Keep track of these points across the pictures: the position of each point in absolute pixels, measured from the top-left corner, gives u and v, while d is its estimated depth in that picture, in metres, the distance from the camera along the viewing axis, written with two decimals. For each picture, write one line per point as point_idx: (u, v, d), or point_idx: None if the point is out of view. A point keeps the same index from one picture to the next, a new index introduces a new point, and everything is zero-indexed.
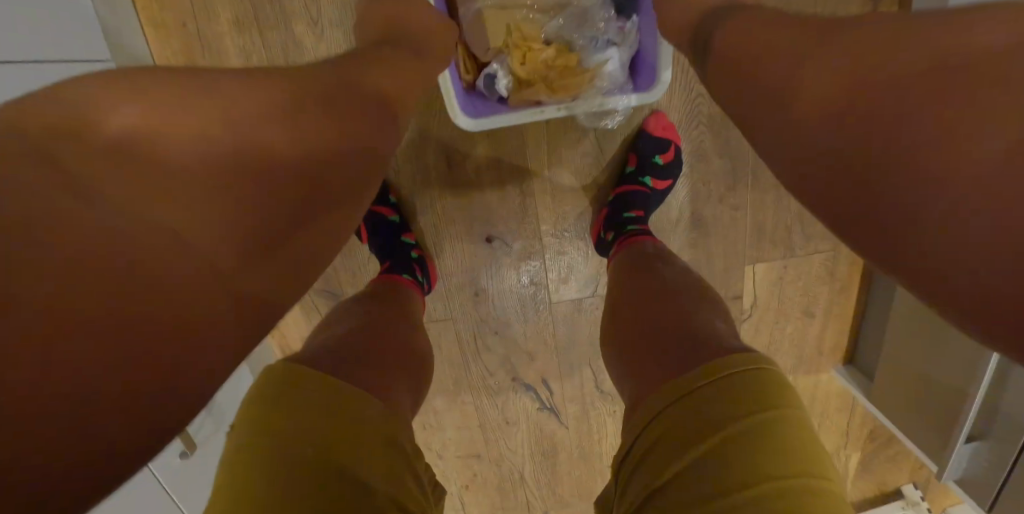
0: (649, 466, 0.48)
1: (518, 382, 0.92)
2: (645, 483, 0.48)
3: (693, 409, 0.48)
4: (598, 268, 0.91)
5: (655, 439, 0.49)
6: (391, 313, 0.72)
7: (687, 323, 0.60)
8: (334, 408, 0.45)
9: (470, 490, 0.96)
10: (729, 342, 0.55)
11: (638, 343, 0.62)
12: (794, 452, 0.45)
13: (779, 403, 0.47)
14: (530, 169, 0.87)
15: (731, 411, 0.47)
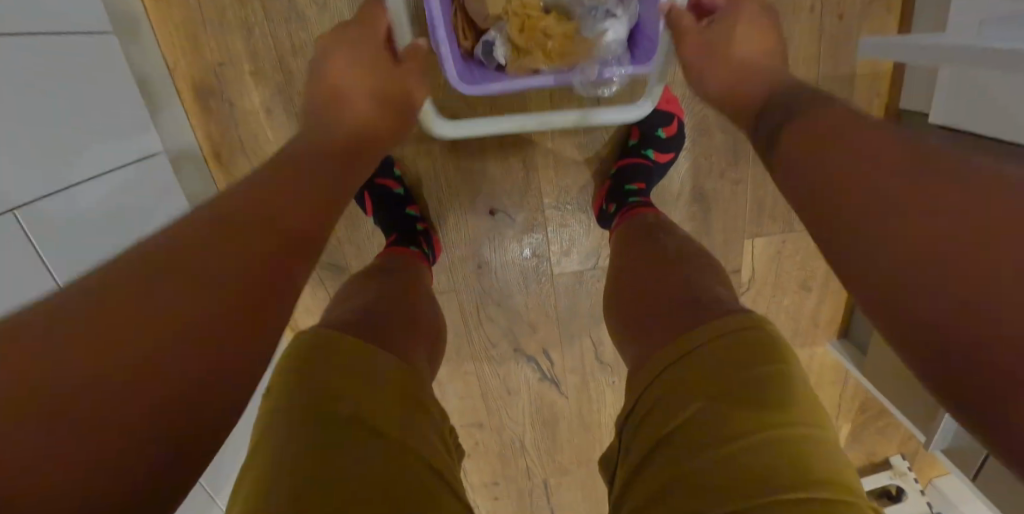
0: (651, 423, 0.45)
1: (520, 353, 0.98)
2: (647, 444, 0.45)
3: (693, 371, 0.45)
4: (599, 241, 0.92)
5: (653, 401, 0.46)
6: (400, 282, 0.68)
7: (692, 285, 0.56)
8: (327, 389, 0.42)
9: (473, 456, 1.07)
10: (730, 304, 0.51)
11: (639, 311, 0.58)
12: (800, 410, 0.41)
13: (781, 361, 0.43)
14: (533, 142, 0.86)
15: (732, 364, 0.44)
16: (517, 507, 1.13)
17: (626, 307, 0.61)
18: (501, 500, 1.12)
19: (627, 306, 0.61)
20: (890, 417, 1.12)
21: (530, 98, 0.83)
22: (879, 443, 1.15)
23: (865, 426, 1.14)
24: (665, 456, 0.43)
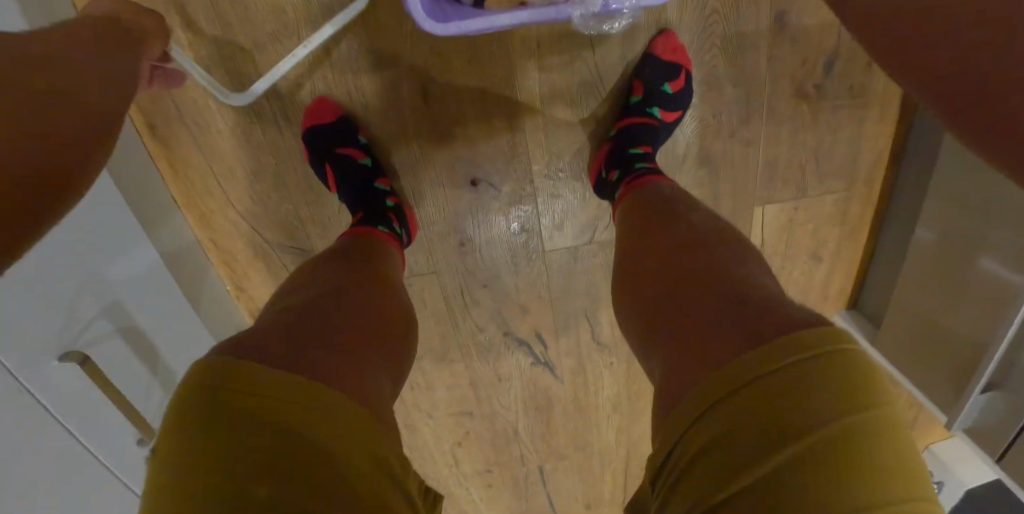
0: (694, 483, 0.37)
1: (511, 337, 0.90)
2: (692, 508, 0.37)
3: (746, 415, 0.37)
4: (595, 213, 0.82)
5: (697, 455, 0.38)
6: (368, 275, 0.59)
7: (724, 277, 0.49)
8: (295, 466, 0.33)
9: (463, 446, 0.99)
10: (769, 303, 0.44)
11: (664, 304, 0.51)
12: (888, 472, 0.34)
13: (864, 403, 0.35)
14: (519, 102, 0.75)
15: (799, 410, 0.35)
16: (511, 496, 1.06)
17: (646, 302, 0.55)
18: (494, 489, 1.04)
19: (637, 301, 0.56)
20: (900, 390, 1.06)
21: (515, 50, 0.72)
22: None
23: None
24: None
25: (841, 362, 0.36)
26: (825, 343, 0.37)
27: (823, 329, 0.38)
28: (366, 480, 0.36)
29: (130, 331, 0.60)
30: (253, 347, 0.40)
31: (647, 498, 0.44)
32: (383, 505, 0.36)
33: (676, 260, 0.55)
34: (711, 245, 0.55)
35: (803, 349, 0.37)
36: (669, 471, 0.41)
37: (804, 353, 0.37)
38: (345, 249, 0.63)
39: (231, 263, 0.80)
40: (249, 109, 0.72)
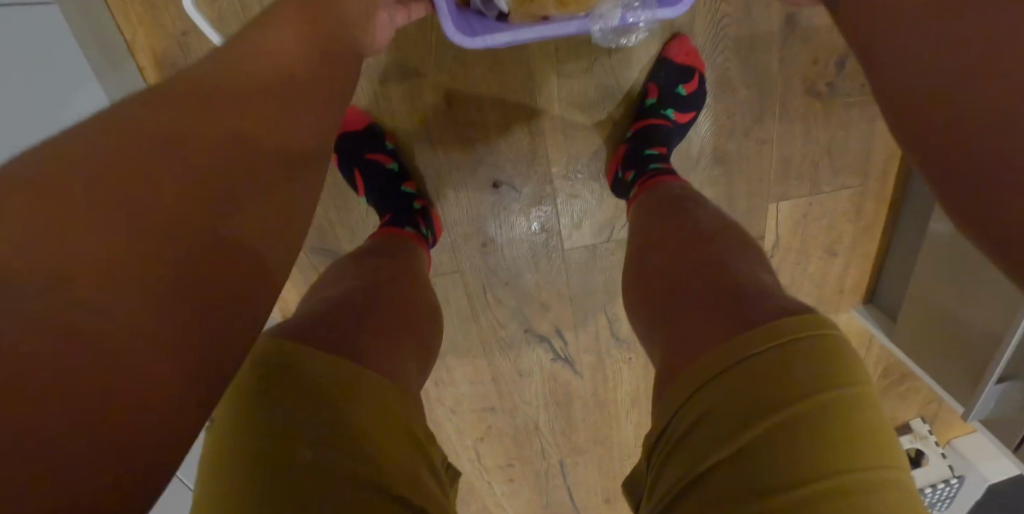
0: (688, 449, 0.44)
1: (531, 333, 0.93)
2: (688, 467, 0.43)
3: (736, 391, 0.43)
4: (613, 211, 0.85)
5: (692, 426, 0.44)
6: (398, 268, 0.63)
7: (732, 281, 0.53)
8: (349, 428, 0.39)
9: (486, 440, 1.02)
10: (777, 306, 0.48)
11: (678, 304, 0.54)
12: (858, 443, 0.39)
13: (834, 379, 0.41)
14: (539, 105, 0.78)
15: (781, 386, 0.42)
16: (532, 490, 1.08)
17: (656, 300, 0.58)
18: (516, 483, 1.07)
19: (648, 302, 0.59)
20: (916, 383, 1.07)
21: (534, 56, 0.75)
22: (901, 410, 1.10)
23: (888, 393, 1.08)
24: (709, 485, 0.41)
25: (816, 344, 0.43)
26: (807, 329, 0.43)
27: (806, 318, 0.44)
28: (397, 453, 0.41)
29: None
30: (302, 336, 0.43)
31: (646, 473, 0.50)
32: (411, 477, 0.41)
33: (684, 261, 0.58)
34: (718, 242, 0.59)
35: (786, 335, 0.43)
36: (665, 443, 0.47)
37: (788, 337, 0.43)
38: (370, 245, 0.67)
39: None
40: None
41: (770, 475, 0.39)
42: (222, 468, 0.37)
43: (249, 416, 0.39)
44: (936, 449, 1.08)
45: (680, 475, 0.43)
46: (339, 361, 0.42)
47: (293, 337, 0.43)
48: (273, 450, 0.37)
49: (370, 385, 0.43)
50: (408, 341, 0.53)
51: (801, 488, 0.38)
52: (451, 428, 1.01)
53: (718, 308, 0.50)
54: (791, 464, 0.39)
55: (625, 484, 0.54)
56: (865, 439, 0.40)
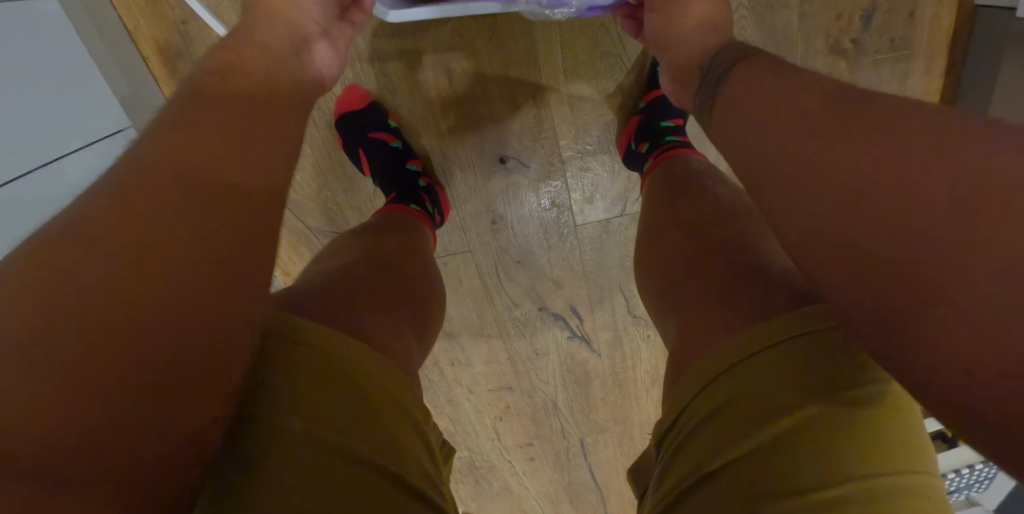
0: (701, 444, 0.42)
1: (546, 312, 0.91)
2: (696, 464, 0.42)
3: (752, 384, 0.41)
4: (626, 185, 0.82)
5: (705, 418, 0.42)
6: (402, 249, 0.62)
7: (744, 253, 0.51)
8: (353, 428, 0.40)
9: (506, 419, 1.02)
10: (787, 281, 0.46)
11: (687, 279, 0.53)
12: (887, 446, 0.38)
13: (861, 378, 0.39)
14: (544, 76, 0.75)
15: (804, 381, 0.39)
16: (553, 470, 1.08)
17: (670, 277, 0.56)
18: (537, 462, 1.06)
19: (660, 281, 0.57)
20: None
21: (537, 24, 0.72)
22: None
23: None
24: (719, 485, 0.40)
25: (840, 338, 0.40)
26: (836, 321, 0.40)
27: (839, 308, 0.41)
28: (402, 454, 0.42)
29: None
30: (300, 307, 0.44)
31: (652, 463, 0.49)
32: (416, 475, 0.42)
33: (695, 238, 0.56)
34: (731, 218, 0.57)
35: (804, 325, 0.41)
36: (675, 434, 0.45)
37: (814, 329, 0.40)
38: (374, 224, 0.66)
39: (276, 250, 0.84)
40: None
41: (787, 478, 0.38)
42: (219, 468, 0.37)
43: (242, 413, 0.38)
44: None
45: (689, 470, 0.42)
46: (342, 359, 0.41)
47: (289, 307, 0.44)
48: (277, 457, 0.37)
49: (373, 384, 0.42)
50: (407, 316, 0.54)
51: (822, 494, 0.36)
52: (469, 409, 1.01)
53: (732, 289, 0.48)
54: (811, 467, 0.37)
55: (629, 470, 0.53)
56: (893, 442, 0.38)
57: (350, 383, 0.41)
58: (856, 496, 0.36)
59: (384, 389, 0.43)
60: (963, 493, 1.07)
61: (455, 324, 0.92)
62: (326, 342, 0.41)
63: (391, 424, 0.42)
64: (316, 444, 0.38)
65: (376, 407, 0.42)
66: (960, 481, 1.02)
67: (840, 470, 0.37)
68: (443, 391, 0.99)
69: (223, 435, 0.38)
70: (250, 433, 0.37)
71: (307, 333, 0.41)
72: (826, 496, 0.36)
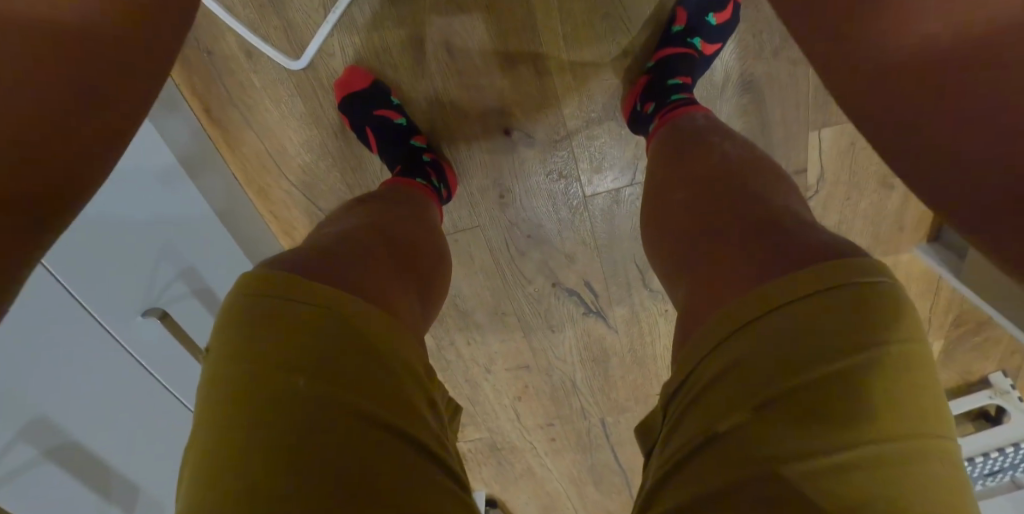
0: (707, 405, 0.40)
1: (560, 287, 0.90)
2: (701, 425, 0.40)
3: (752, 341, 0.39)
4: (636, 152, 0.80)
5: (715, 375, 0.40)
6: (396, 216, 0.63)
7: (755, 205, 0.49)
8: (355, 388, 0.41)
9: (524, 399, 1.01)
10: (789, 233, 0.44)
11: (693, 235, 0.52)
12: (917, 393, 0.35)
13: (877, 332, 0.36)
14: (544, 41, 0.74)
15: (818, 332, 0.37)
16: (575, 451, 1.06)
17: (674, 238, 0.55)
18: (558, 443, 1.06)
19: (667, 238, 0.56)
20: (992, 331, 0.96)
21: None
22: (977, 362, 1.00)
23: (960, 342, 0.98)
24: (725, 448, 0.38)
25: (855, 291, 0.37)
26: (842, 272, 0.38)
27: (854, 263, 0.39)
28: (405, 411, 0.43)
29: (202, 293, 0.68)
30: (297, 267, 0.46)
31: (656, 426, 0.47)
32: (422, 432, 0.43)
33: (704, 194, 0.55)
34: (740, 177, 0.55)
35: (818, 282, 0.38)
36: (681, 397, 0.43)
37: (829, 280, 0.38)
38: (377, 195, 0.67)
39: (291, 233, 0.86)
40: (289, 82, 0.76)
41: (806, 433, 0.36)
42: (229, 432, 0.39)
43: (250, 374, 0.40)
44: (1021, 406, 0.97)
45: (699, 427, 0.40)
46: (335, 326, 0.43)
47: (288, 266, 0.46)
48: (279, 428, 0.38)
49: (374, 346, 0.44)
50: (406, 279, 0.56)
51: (844, 452, 0.34)
52: (487, 390, 1.01)
53: (748, 242, 0.46)
54: (823, 428, 0.35)
55: (635, 429, 0.50)
56: (921, 388, 0.36)
57: (345, 350, 0.42)
58: (888, 450, 0.34)
59: (385, 351, 0.44)
60: (1008, 475, 1.00)
61: (469, 302, 0.92)
62: (317, 314, 0.43)
63: (396, 382, 0.44)
64: (321, 406, 0.40)
65: (378, 366, 0.43)
66: (1005, 462, 0.96)
67: (870, 422, 0.35)
68: (461, 370, 0.99)
69: (228, 407, 0.39)
70: (255, 397, 0.39)
71: (310, 298, 0.43)
72: (853, 452, 0.34)
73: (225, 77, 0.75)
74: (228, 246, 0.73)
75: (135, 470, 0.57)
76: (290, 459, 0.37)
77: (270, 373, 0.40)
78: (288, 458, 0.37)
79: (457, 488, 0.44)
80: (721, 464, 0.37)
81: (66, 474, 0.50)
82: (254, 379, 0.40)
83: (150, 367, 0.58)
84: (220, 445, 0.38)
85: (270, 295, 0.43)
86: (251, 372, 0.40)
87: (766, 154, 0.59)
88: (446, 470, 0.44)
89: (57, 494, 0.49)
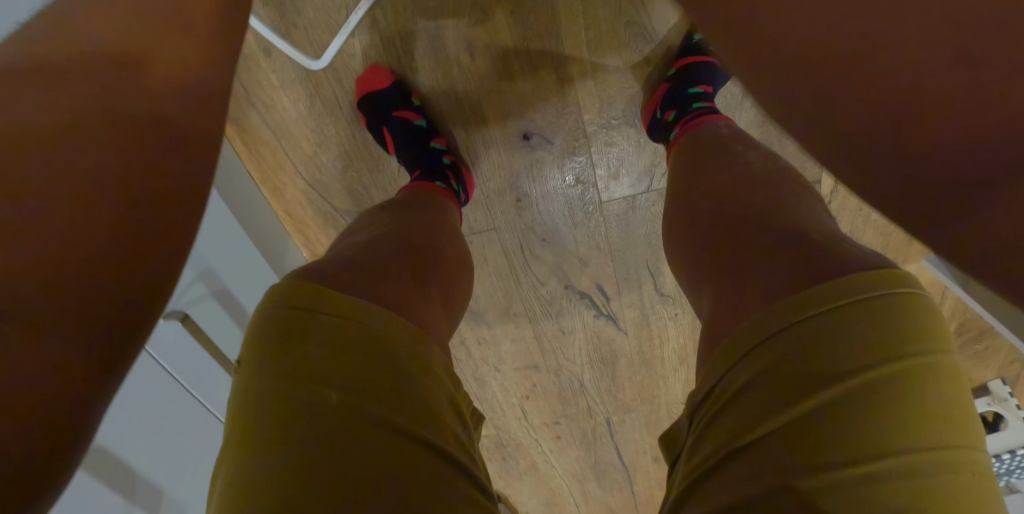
0: (735, 418, 0.40)
1: (572, 290, 0.91)
2: (730, 437, 0.40)
3: (781, 357, 0.39)
4: (653, 158, 0.80)
5: (741, 389, 0.41)
6: (417, 220, 0.63)
7: (780, 214, 0.50)
8: (384, 399, 0.42)
9: (531, 397, 1.02)
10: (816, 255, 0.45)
11: (715, 249, 0.52)
12: (941, 410, 0.36)
13: (908, 353, 0.37)
14: (566, 46, 0.73)
15: (844, 350, 0.38)
16: (579, 449, 1.08)
17: (694, 253, 0.56)
18: (563, 440, 1.07)
19: (689, 252, 0.57)
20: (994, 339, 0.97)
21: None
22: (978, 369, 1.01)
23: (962, 349, 0.99)
24: (751, 461, 0.39)
25: (887, 306, 0.38)
26: (873, 287, 0.38)
27: (883, 274, 0.39)
28: (428, 417, 0.43)
29: (221, 294, 0.68)
30: (327, 279, 0.47)
31: (680, 435, 0.48)
32: (449, 443, 0.44)
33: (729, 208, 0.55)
34: (759, 184, 0.56)
35: (851, 292, 0.38)
36: (708, 408, 0.44)
37: (857, 297, 0.38)
38: (398, 200, 0.67)
39: (305, 232, 0.86)
40: (308, 82, 0.75)
41: (832, 447, 0.36)
42: (260, 444, 0.39)
43: (282, 384, 0.41)
44: (1019, 413, 0.99)
45: (728, 439, 0.40)
46: (364, 337, 0.43)
47: (318, 278, 0.46)
48: (311, 439, 0.39)
49: (402, 356, 0.44)
50: (432, 286, 0.56)
51: (869, 467, 0.35)
52: (495, 387, 1.02)
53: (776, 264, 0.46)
54: (849, 444, 0.36)
55: (661, 438, 0.51)
56: (946, 407, 0.36)
57: (374, 360, 0.43)
58: (914, 464, 0.35)
59: (412, 361, 0.45)
60: (1003, 480, 1.03)
61: (481, 302, 0.93)
62: (346, 327, 0.43)
63: (423, 393, 0.44)
64: (352, 418, 0.40)
65: (405, 375, 0.44)
66: (1001, 468, 0.98)
67: (895, 437, 0.36)
68: (470, 369, 1.00)
69: (259, 418, 0.40)
70: (286, 408, 0.40)
71: (339, 306, 0.44)
72: (879, 469, 0.35)
73: (242, 76, 0.74)
74: (245, 249, 0.72)
75: (161, 473, 0.58)
76: (322, 470, 0.38)
77: (301, 385, 0.40)
78: (321, 469, 0.38)
79: (483, 498, 0.44)
80: (747, 477, 0.38)
81: (97, 481, 0.51)
82: (285, 390, 0.40)
83: (172, 373, 0.59)
84: (252, 456, 0.39)
85: (300, 306, 0.43)
86: (282, 382, 0.41)
87: (790, 167, 0.59)
88: (466, 475, 0.44)
89: (85, 501, 0.50)
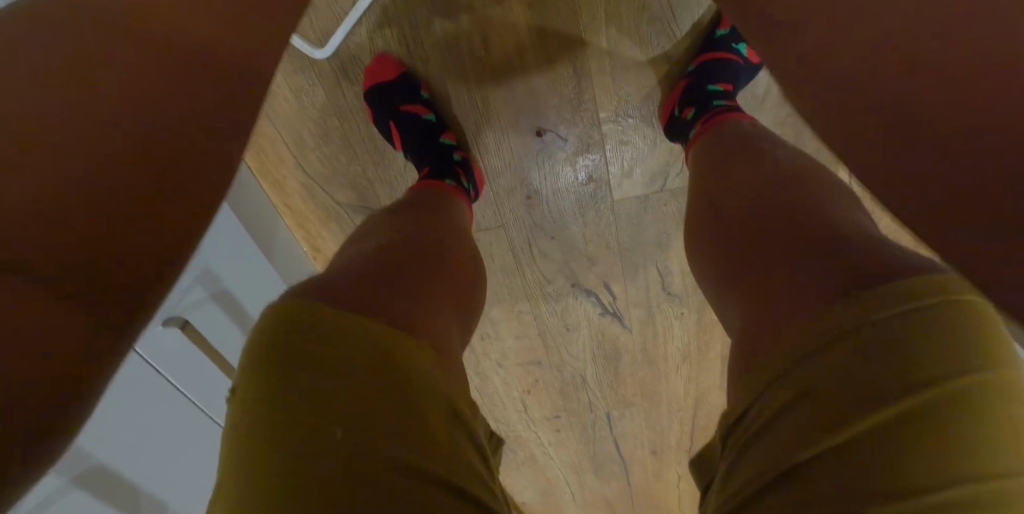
0: (771, 441, 0.38)
1: (579, 288, 0.89)
2: (767, 463, 0.38)
3: (823, 376, 0.37)
4: (667, 157, 0.78)
5: (771, 417, 0.39)
6: (427, 223, 0.61)
7: (816, 222, 0.48)
8: (398, 425, 0.39)
9: (533, 392, 1.01)
10: None
11: (743, 263, 0.50)
12: (994, 437, 0.33)
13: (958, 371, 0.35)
14: (585, 36, 0.70)
15: (883, 373, 0.35)
16: (578, 442, 1.08)
17: (717, 265, 0.54)
18: (562, 434, 1.07)
19: (712, 264, 0.55)
20: None
21: None
22: None
23: None
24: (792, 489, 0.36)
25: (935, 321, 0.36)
26: (920, 300, 0.36)
27: (929, 282, 0.37)
28: (436, 442, 0.41)
29: (221, 297, 0.65)
30: (342, 295, 0.44)
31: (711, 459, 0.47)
32: (464, 471, 0.41)
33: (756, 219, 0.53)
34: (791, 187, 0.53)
35: (896, 303, 0.36)
36: (740, 432, 0.42)
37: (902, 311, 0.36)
38: (407, 201, 0.65)
39: (305, 226, 0.83)
40: (310, 71, 0.71)
41: (876, 478, 0.34)
42: (267, 472, 0.36)
43: (292, 408, 0.38)
44: None
45: (767, 465, 0.38)
46: (378, 359, 0.41)
47: (334, 295, 0.44)
48: (322, 467, 0.36)
49: (416, 379, 0.42)
50: (446, 297, 0.54)
51: (925, 494, 0.33)
52: (497, 381, 1.01)
53: None
54: (903, 470, 0.33)
55: (691, 462, 0.50)
56: (999, 434, 0.34)
57: (388, 383, 0.40)
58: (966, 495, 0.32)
59: (426, 385, 0.42)
60: None
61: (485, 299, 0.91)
62: (359, 348, 0.41)
63: (437, 418, 0.42)
64: (365, 444, 0.38)
65: (417, 398, 0.41)
66: None
67: (943, 464, 0.33)
68: (472, 364, 0.99)
69: (266, 445, 0.37)
70: (295, 434, 0.37)
71: (351, 326, 0.41)
72: (933, 495, 0.33)
73: None
74: (251, 255, 0.70)
75: (164, 486, 0.56)
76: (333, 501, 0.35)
77: (311, 410, 0.38)
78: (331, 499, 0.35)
79: None
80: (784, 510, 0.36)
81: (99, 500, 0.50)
82: (294, 413, 0.38)
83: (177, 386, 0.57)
84: (259, 484, 0.36)
85: (309, 323, 0.41)
86: (291, 406, 0.38)
87: (827, 168, 0.56)
88: (478, 502, 0.41)
89: None
